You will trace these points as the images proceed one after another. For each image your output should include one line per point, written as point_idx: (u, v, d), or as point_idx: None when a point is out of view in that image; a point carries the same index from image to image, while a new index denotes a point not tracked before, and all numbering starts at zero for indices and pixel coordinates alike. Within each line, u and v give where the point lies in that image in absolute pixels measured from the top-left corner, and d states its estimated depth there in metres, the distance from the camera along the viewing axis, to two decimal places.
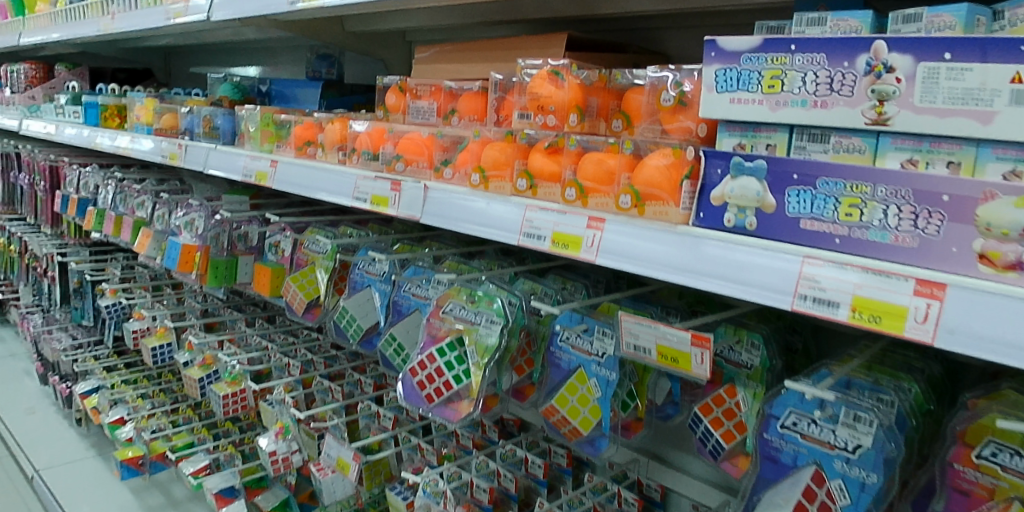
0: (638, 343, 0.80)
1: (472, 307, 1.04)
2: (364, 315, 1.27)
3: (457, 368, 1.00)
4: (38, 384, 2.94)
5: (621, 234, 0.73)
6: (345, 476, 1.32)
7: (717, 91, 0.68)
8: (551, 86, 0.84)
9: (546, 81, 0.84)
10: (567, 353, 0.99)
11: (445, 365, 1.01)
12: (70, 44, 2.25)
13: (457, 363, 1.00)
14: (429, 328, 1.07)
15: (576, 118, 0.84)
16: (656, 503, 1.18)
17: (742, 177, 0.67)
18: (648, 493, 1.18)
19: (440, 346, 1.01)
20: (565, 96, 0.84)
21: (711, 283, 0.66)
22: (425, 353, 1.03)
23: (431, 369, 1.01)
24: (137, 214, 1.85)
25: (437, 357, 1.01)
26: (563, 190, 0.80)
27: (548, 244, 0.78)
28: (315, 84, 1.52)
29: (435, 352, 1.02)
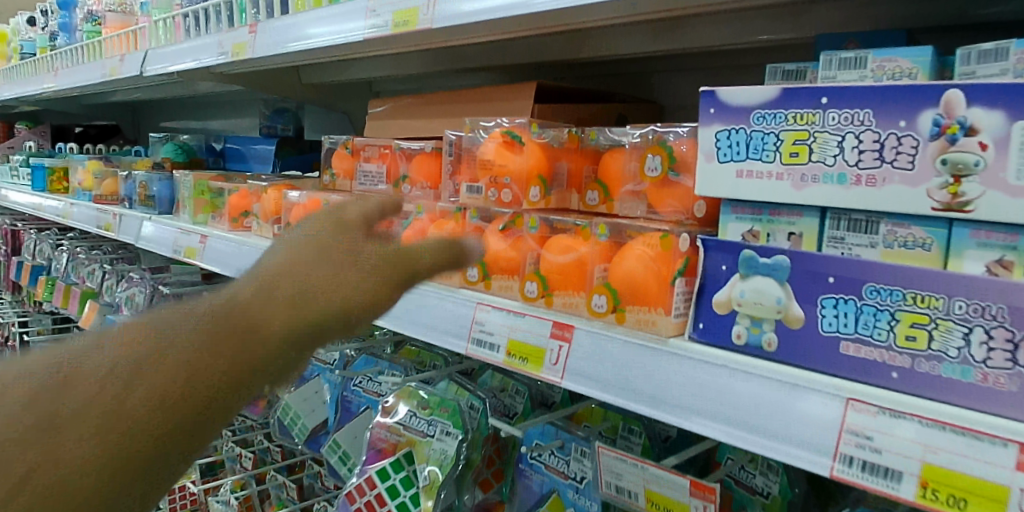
0: (621, 485, 0.61)
1: (425, 414, 0.84)
2: (310, 412, 1.07)
3: (403, 495, 0.80)
4: None
5: (592, 350, 0.54)
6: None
7: (719, 160, 0.50)
8: (505, 152, 0.66)
9: (499, 145, 0.67)
10: (538, 474, 0.78)
11: (387, 491, 0.80)
12: (30, 102, 2.14)
13: (403, 488, 0.80)
14: (374, 439, 0.86)
15: (539, 191, 0.66)
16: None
17: (755, 277, 0.49)
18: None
19: (382, 466, 0.81)
20: (524, 164, 0.66)
21: (713, 428, 0.46)
22: (363, 477, 0.82)
23: (370, 498, 0.80)
24: (86, 284, 1.69)
25: (378, 481, 0.80)
26: (522, 285, 0.62)
27: (502, 357, 0.59)
28: (270, 141, 1.36)
29: (374, 475, 0.81)
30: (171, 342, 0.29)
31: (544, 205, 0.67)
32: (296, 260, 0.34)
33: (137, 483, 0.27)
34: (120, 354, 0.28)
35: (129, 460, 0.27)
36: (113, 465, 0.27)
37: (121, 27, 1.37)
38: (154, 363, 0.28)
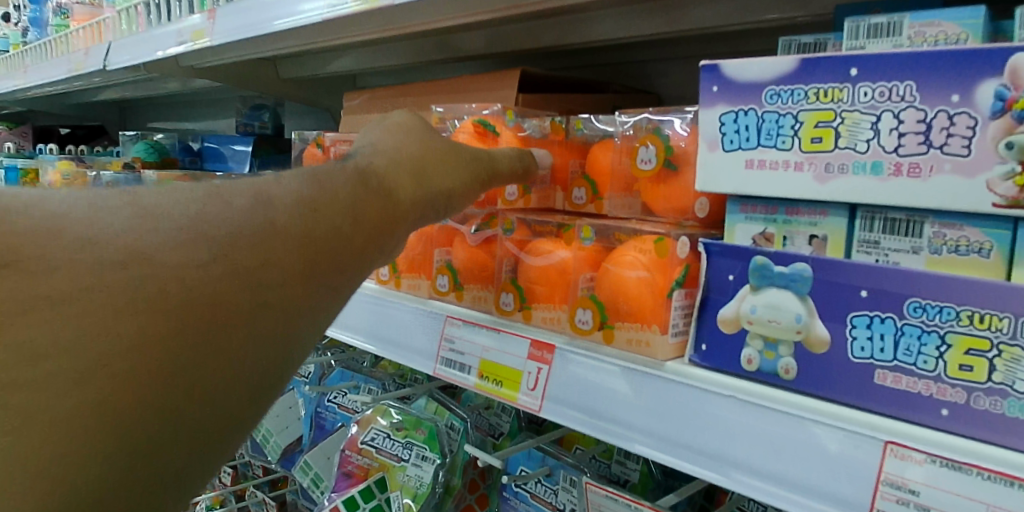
0: None
1: (399, 436, 0.76)
2: (283, 429, 0.98)
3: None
4: None
5: (577, 374, 0.46)
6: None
7: (724, 148, 0.42)
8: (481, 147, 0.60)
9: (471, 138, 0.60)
10: (523, 505, 0.69)
11: None
12: (11, 103, 2.08)
13: None
14: (343, 464, 0.78)
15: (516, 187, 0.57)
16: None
17: (769, 290, 0.41)
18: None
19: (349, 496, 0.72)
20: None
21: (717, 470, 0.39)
22: (330, 505, 0.74)
23: None
24: None
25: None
26: (498, 296, 0.54)
27: (473, 379, 0.51)
28: (247, 139, 1.29)
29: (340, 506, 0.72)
30: (328, 192, 0.37)
31: (523, 205, 0.58)
32: (402, 145, 0.45)
33: (216, 390, 0.31)
34: (294, 184, 0.36)
35: (264, 318, 0.32)
36: (192, 359, 0.29)
37: (88, 19, 1.30)
38: (316, 202, 0.36)
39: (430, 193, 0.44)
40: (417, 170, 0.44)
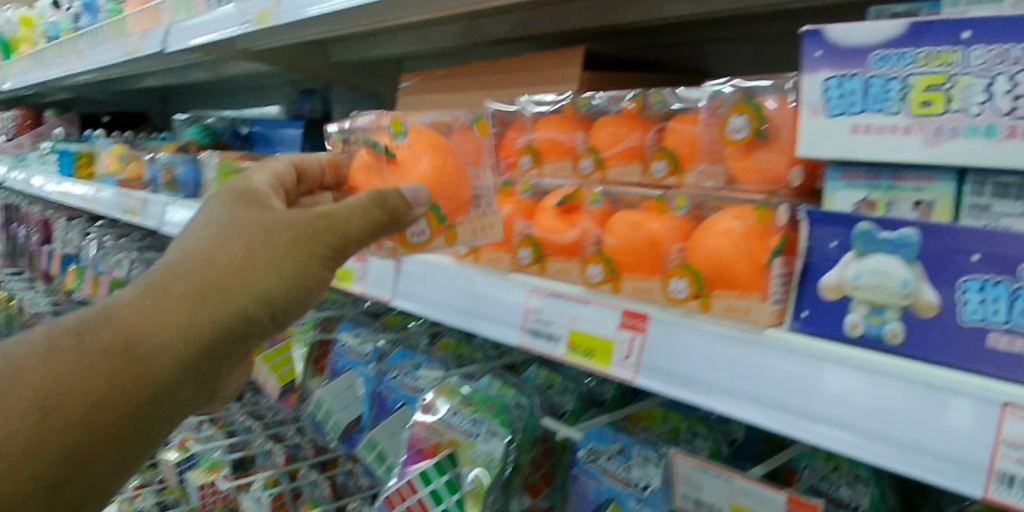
0: (701, 498, 0.53)
1: (467, 412, 0.76)
2: (344, 408, 0.98)
3: (446, 501, 0.71)
4: None
5: (666, 340, 0.47)
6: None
7: (828, 113, 0.42)
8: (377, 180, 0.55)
9: (364, 165, 0.56)
10: (594, 480, 0.70)
11: (429, 497, 0.71)
12: (60, 90, 2.14)
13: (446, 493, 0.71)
14: (412, 439, 0.76)
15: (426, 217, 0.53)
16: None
17: (875, 256, 0.41)
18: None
19: (423, 470, 0.72)
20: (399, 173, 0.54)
21: (821, 434, 0.39)
22: (403, 478, 0.73)
23: (411, 503, 0.71)
24: (114, 273, 1.63)
25: (420, 486, 0.71)
26: (583, 268, 0.55)
27: (562, 349, 0.52)
28: (297, 123, 1.31)
29: (416, 479, 0.71)
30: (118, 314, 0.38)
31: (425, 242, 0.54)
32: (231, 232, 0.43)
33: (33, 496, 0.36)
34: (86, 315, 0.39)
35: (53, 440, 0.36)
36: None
37: (142, 4, 1.33)
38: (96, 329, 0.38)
39: (252, 285, 0.41)
40: (239, 260, 0.42)
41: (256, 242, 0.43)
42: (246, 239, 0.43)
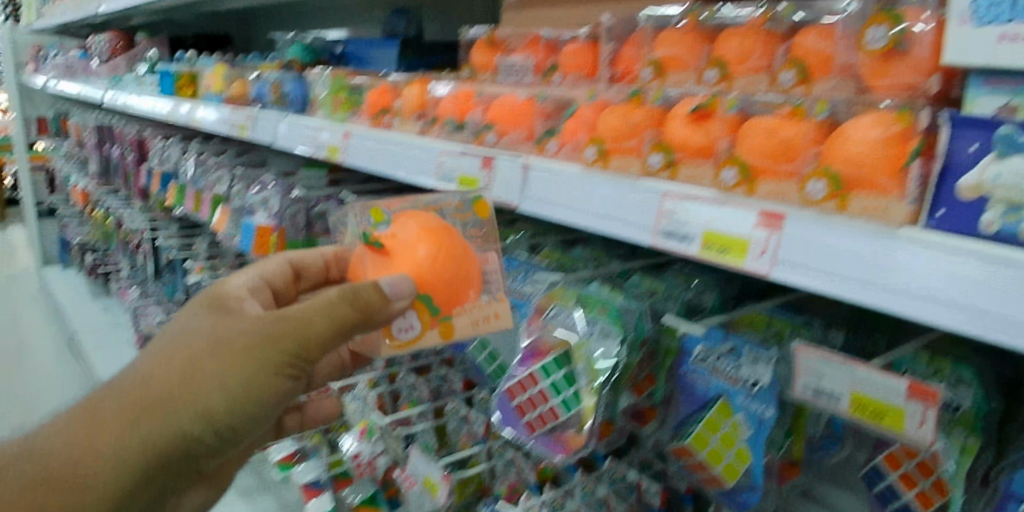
0: (821, 386, 0.58)
1: (581, 315, 0.81)
2: None
3: (564, 393, 0.76)
4: None
5: (802, 238, 0.51)
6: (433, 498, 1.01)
7: (976, 22, 0.44)
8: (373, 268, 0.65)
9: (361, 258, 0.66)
10: (703, 377, 0.77)
11: (550, 388, 0.77)
12: (149, 13, 2.23)
13: (565, 385, 0.76)
14: (527, 344, 0.82)
15: (417, 313, 0.63)
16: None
17: (1017, 156, 0.43)
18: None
19: (544, 363, 0.78)
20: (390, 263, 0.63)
21: (947, 317, 0.42)
22: (524, 371, 0.79)
23: (533, 392, 0.77)
24: (215, 188, 1.70)
25: (541, 378, 0.77)
26: (718, 172, 0.60)
27: (696, 248, 0.56)
28: (393, 43, 1.34)
29: (537, 371, 0.78)
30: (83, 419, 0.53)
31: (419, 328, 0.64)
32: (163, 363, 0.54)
33: None
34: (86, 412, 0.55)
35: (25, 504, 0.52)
36: None
37: None
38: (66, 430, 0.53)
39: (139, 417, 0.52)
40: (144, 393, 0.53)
41: (172, 382, 0.53)
42: (200, 358, 0.54)
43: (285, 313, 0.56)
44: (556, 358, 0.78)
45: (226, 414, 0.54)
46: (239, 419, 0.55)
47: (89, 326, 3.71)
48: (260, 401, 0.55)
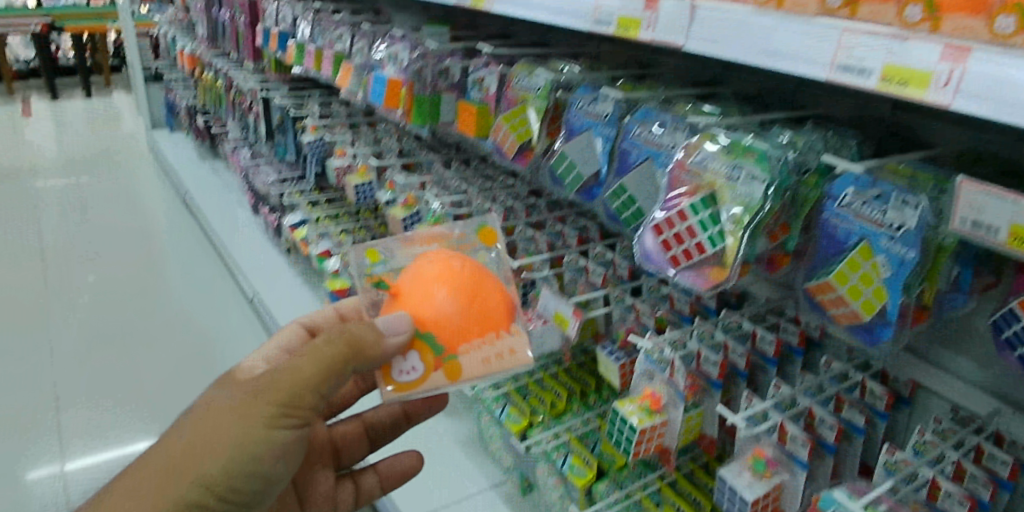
0: (979, 220, 0.61)
1: (727, 160, 0.86)
2: (585, 161, 1.09)
3: (712, 230, 0.82)
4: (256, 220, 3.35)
5: (989, 69, 0.52)
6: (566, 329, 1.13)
7: None
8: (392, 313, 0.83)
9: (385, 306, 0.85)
10: (846, 222, 0.81)
11: (698, 224, 0.83)
12: None
13: (711, 223, 0.82)
14: (673, 181, 0.90)
15: (420, 355, 0.80)
16: (903, 400, 1.09)
17: None
18: (896, 388, 1.10)
19: (693, 202, 0.84)
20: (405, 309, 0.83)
21: None
22: (673, 209, 0.85)
23: (682, 228, 0.84)
24: (337, 47, 1.77)
25: (690, 215, 0.83)
26: (902, 9, 0.59)
27: (875, 82, 0.60)
28: None
29: (687, 208, 0.84)
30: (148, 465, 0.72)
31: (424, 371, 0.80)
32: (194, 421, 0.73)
33: None
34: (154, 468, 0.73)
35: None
36: None
37: None
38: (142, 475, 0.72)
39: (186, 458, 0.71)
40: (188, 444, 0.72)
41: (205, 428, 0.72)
42: (215, 413, 0.72)
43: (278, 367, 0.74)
44: (703, 199, 0.84)
45: (232, 461, 0.71)
46: (242, 470, 0.71)
47: (203, 186, 4.00)
48: (257, 448, 0.71)
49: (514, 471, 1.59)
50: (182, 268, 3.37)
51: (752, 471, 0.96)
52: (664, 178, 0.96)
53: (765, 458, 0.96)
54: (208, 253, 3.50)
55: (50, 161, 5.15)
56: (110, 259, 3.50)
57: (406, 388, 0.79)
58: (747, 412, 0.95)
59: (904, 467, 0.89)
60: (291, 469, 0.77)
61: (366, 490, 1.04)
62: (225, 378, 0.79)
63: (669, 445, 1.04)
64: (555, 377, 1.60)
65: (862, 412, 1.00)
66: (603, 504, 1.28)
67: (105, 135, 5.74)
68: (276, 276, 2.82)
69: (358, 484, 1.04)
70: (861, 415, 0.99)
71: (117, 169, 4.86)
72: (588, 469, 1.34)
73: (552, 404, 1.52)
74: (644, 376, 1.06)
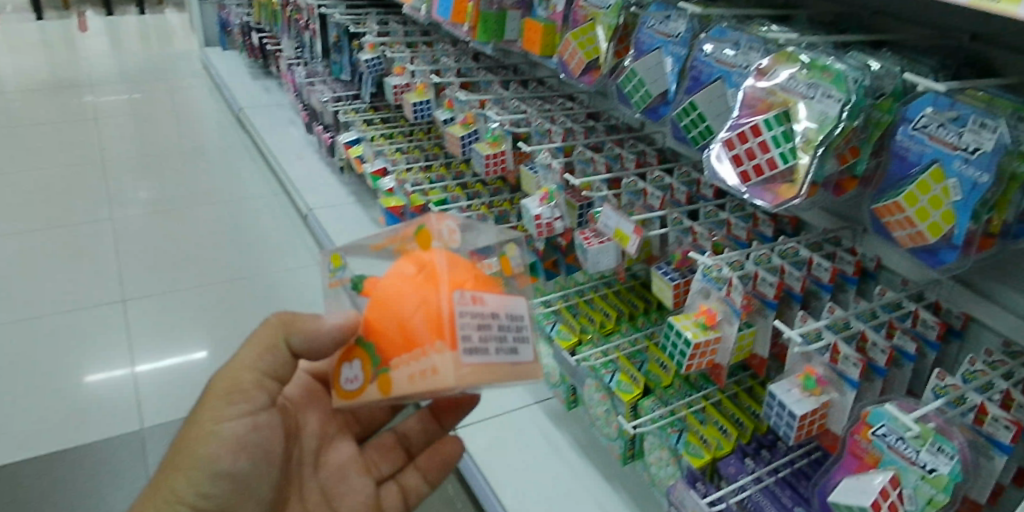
0: None
1: (804, 79, 0.88)
2: (654, 81, 1.09)
3: (784, 146, 0.86)
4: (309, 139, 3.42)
5: None
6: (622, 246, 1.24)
7: None
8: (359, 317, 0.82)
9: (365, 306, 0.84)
10: (919, 145, 0.82)
11: (772, 140, 0.86)
12: None
13: (784, 140, 0.86)
14: (748, 98, 0.92)
15: (362, 366, 0.78)
16: (954, 332, 1.07)
17: None
18: (947, 320, 1.07)
19: (767, 118, 0.87)
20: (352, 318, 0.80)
21: None
22: (748, 124, 0.89)
23: (754, 144, 0.88)
24: None
25: (764, 130, 0.87)
26: None
27: None
28: None
29: (760, 124, 0.87)
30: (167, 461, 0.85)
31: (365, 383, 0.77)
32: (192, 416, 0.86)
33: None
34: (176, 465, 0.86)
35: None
36: None
37: None
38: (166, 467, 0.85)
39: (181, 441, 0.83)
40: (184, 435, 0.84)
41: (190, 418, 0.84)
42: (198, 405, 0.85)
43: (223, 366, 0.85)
44: (778, 115, 0.87)
45: (192, 457, 0.81)
46: (216, 446, 0.81)
47: (256, 105, 4.06)
48: (205, 441, 0.81)
49: (558, 387, 1.64)
50: (236, 182, 3.46)
51: (801, 388, 1.01)
52: (735, 99, 0.97)
53: (816, 376, 1.00)
54: (260, 170, 3.58)
55: (107, 75, 5.26)
56: (168, 169, 3.61)
57: (350, 397, 0.78)
58: (803, 331, 0.99)
59: (954, 391, 0.90)
60: (259, 462, 0.84)
61: (413, 490, 1.00)
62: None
63: (721, 361, 1.08)
64: (605, 299, 1.64)
65: (913, 339, 1.00)
66: (649, 419, 1.33)
67: (159, 52, 5.82)
68: (329, 194, 2.89)
69: (404, 486, 0.99)
70: (912, 342, 1.00)
71: (171, 85, 4.94)
72: (635, 386, 1.39)
73: (601, 324, 1.57)
74: (700, 294, 1.09)
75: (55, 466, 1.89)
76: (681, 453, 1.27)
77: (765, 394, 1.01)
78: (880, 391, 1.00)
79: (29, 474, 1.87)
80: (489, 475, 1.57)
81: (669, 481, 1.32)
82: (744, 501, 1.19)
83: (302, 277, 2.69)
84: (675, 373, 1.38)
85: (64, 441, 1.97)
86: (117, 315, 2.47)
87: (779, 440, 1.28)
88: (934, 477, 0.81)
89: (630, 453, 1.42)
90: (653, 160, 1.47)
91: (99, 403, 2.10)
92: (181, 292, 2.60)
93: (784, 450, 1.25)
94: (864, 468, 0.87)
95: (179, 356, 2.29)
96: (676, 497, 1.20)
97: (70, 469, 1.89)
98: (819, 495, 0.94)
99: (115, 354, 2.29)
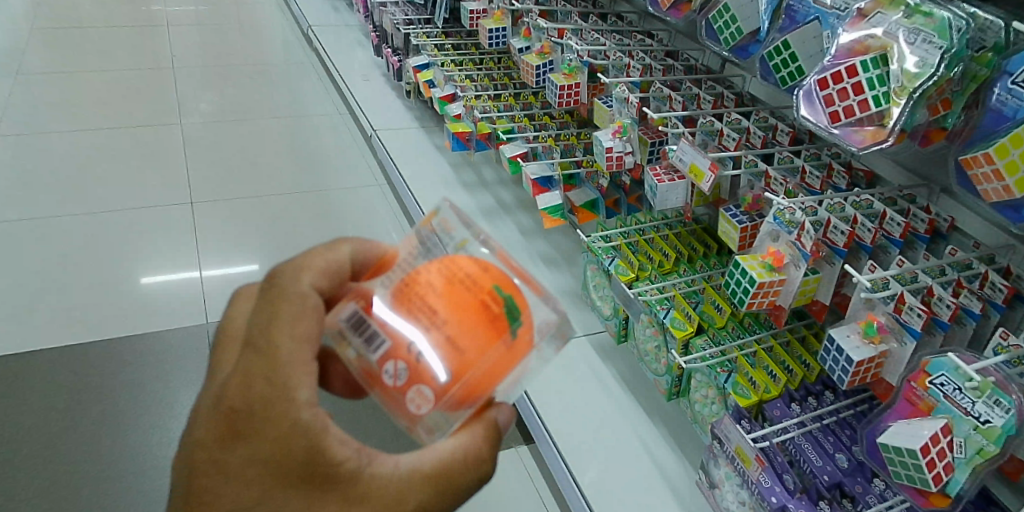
0: None
1: (910, 24, 0.87)
2: (746, 18, 1.11)
3: (877, 90, 0.86)
4: (378, 65, 3.45)
5: None
6: (696, 183, 1.27)
7: None
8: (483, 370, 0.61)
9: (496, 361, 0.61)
10: (1017, 99, 0.81)
11: (866, 82, 0.87)
12: None
13: (878, 84, 0.86)
14: (847, 42, 0.91)
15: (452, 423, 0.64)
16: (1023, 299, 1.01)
17: None
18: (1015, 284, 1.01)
19: (864, 59, 0.87)
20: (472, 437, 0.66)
21: None
22: (843, 65, 0.89)
23: (848, 85, 0.88)
24: None
25: (860, 72, 0.87)
26: None
27: None
28: None
29: (856, 65, 0.87)
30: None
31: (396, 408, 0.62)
32: None
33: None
34: None
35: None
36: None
37: None
38: None
39: None
40: None
41: None
42: None
43: (410, 495, 0.60)
44: (875, 58, 0.87)
45: None
46: None
47: (325, 24, 4.10)
48: None
49: (610, 321, 1.68)
50: (302, 97, 3.52)
51: (862, 334, 1.03)
52: (829, 42, 0.96)
53: (877, 324, 1.03)
54: (326, 88, 3.62)
55: None
56: (236, 81, 3.68)
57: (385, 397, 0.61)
58: (871, 279, 1.00)
59: (1016, 351, 0.88)
60: None
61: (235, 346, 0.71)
62: (310, 471, 0.57)
63: (783, 303, 1.12)
64: (665, 239, 1.64)
65: (980, 299, 0.99)
66: (699, 357, 1.36)
67: None
68: (393, 118, 2.93)
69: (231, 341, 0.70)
70: (978, 302, 0.98)
71: None
72: (689, 324, 1.42)
73: (660, 263, 1.59)
74: (770, 237, 1.13)
75: (129, 347, 2.04)
76: (728, 392, 1.30)
77: (825, 338, 1.04)
78: (938, 345, 1.00)
79: (107, 352, 2.02)
80: (565, 452, 1.51)
81: (712, 419, 1.36)
82: (786, 443, 1.19)
83: (363, 196, 2.75)
84: (729, 316, 1.41)
85: (137, 327, 2.11)
86: (186, 216, 2.59)
87: (827, 391, 1.27)
88: (986, 428, 0.83)
89: (675, 390, 1.47)
90: (730, 103, 1.46)
91: (170, 295, 2.24)
92: (247, 200, 2.71)
93: (830, 399, 1.25)
94: (916, 414, 0.90)
95: (243, 259, 2.40)
96: (721, 430, 1.24)
97: (144, 353, 2.03)
98: (867, 436, 0.98)
99: (184, 252, 2.41)
